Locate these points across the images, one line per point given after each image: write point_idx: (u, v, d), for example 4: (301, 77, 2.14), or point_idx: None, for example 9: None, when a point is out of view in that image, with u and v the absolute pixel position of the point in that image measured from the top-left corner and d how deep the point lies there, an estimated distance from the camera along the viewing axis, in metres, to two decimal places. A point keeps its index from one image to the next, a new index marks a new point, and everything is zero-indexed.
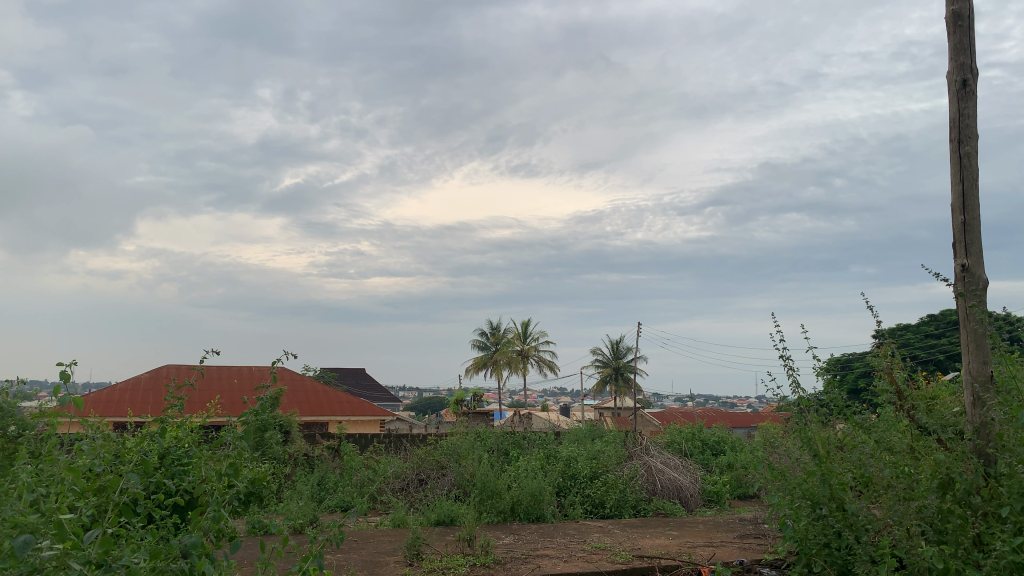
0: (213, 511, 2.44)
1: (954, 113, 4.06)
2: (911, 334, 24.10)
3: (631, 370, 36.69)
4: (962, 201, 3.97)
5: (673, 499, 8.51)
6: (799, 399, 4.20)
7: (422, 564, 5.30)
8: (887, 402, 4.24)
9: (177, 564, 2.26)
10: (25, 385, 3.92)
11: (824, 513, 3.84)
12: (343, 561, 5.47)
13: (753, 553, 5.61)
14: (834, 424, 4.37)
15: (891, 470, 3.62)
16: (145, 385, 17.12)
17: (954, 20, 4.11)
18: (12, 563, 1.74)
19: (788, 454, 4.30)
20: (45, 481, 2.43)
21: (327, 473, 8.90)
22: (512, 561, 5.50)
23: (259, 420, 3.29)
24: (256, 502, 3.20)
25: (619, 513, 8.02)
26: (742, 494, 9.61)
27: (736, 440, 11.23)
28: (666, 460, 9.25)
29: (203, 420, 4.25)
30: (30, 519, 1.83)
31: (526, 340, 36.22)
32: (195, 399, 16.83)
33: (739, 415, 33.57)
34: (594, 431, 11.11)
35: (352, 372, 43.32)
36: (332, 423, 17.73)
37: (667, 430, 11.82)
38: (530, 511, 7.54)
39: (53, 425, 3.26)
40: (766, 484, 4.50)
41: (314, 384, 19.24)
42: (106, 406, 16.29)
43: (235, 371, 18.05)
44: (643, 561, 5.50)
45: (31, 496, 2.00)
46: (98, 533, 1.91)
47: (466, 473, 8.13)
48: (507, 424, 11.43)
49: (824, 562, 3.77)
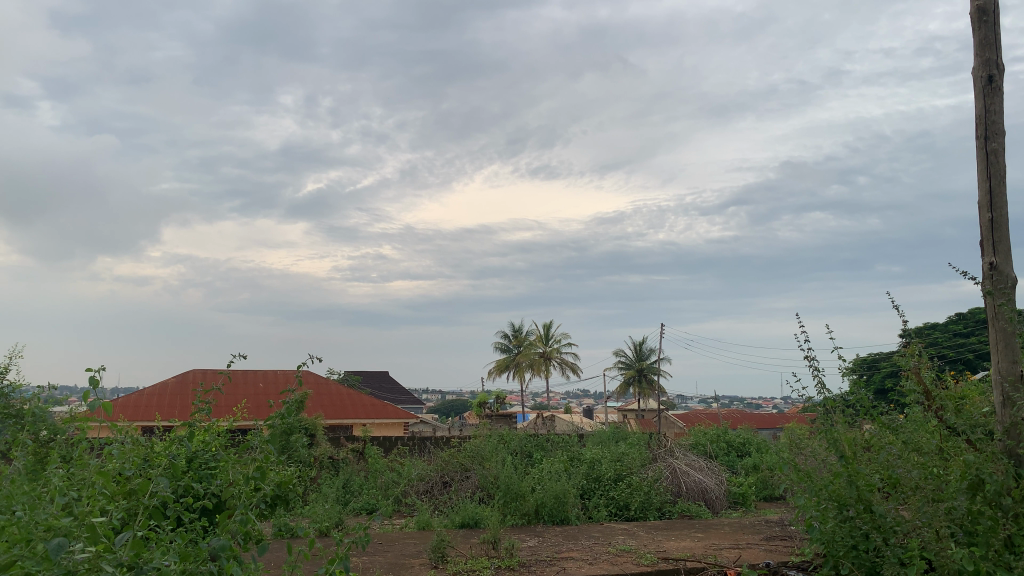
0: (240, 514, 2.46)
1: (980, 109, 4.01)
2: (939, 333, 23.73)
3: (653, 372, 36.47)
4: (989, 198, 3.92)
5: (698, 501, 8.47)
6: (825, 399, 4.16)
7: (447, 566, 5.33)
8: (915, 402, 4.19)
9: (205, 566, 2.27)
10: (56, 390, 3.99)
11: (851, 514, 3.80)
12: (368, 564, 5.51)
13: (779, 555, 5.57)
14: (860, 425, 4.32)
15: (919, 470, 3.56)
16: (172, 390, 17.34)
17: (980, 15, 4.05)
18: (47, 565, 1.75)
19: (815, 454, 4.25)
20: (76, 484, 2.47)
21: (351, 476, 8.95)
22: (536, 563, 5.50)
23: (284, 423, 3.31)
24: (282, 505, 3.23)
25: (643, 515, 7.99)
26: (767, 496, 9.57)
27: (760, 441, 11.14)
28: (691, 462, 9.20)
29: (230, 424, 4.29)
30: (63, 522, 1.86)
31: (548, 343, 36.29)
32: (222, 403, 17.03)
33: (763, 416, 33.29)
34: (618, 432, 11.08)
35: (374, 375, 43.61)
36: (357, 427, 17.83)
37: (692, 431, 11.76)
38: (554, 514, 7.51)
39: (83, 429, 3.31)
40: (792, 486, 4.45)
41: (339, 388, 19.39)
42: (134, 411, 16.50)
43: (261, 375, 18.22)
44: (668, 563, 5.46)
45: (63, 500, 2.03)
46: (129, 535, 1.93)
47: (490, 476, 8.16)
48: (529, 426, 11.39)
49: (852, 564, 3.74)
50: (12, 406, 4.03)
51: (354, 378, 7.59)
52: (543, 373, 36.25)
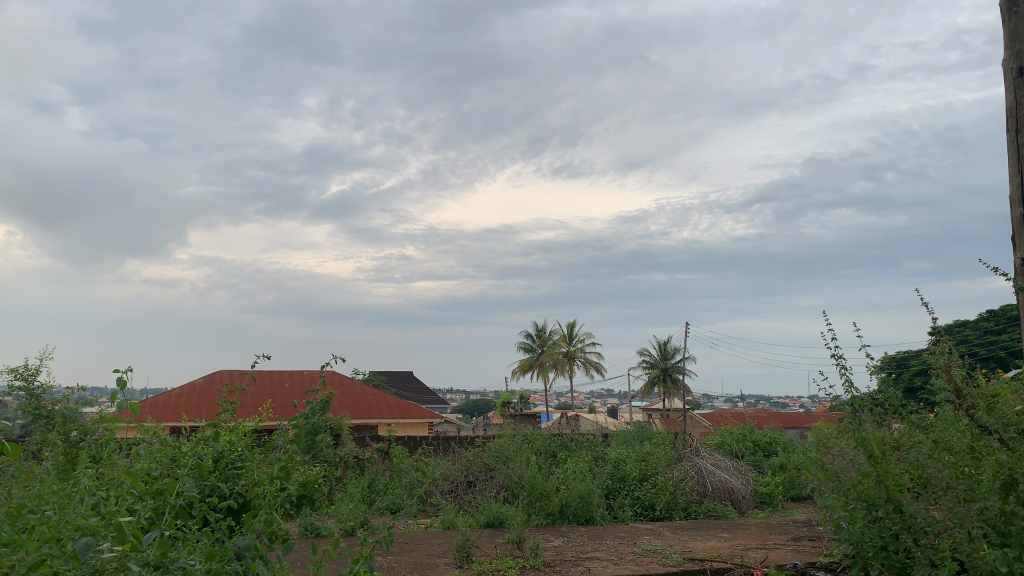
0: (265, 514, 2.47)
1: (1010, 102, 3.93)
2: (970, 330, 23.34)
3: (678, 372, 36.28)
4: (1020, 192, 3.84)
5: (725, 501, 8.41)
6: (852, 399, 4.09)
7: (472, 566, 5.32)
8: (945, 401, 4.12)
9: (231, 566, 2.28)
10: (86, 391, 4.04)
11: (881, 514, 3.74)
12: (393, 563, 5.53)
13: (808, 556, 5.51)
14: (890, 424, 4.25)
15: (950, 470, 3.52)
16: (200, 391, 17.55)
17: (1010, 6, 3.98)
18: (75, 564, 1.78)
19: (842, 454, 4.19)
20: (105, 484, 2.51)
21: (376, 476, 8.97)
22: (561, 564, 5.48)
23: (309, 423, 3.31)
24: (307, 504, 3.25)
25: (669, 515, 7.94)
26: (795, 496, 9.49)
27: (787, 441, 11.03)
28: (717, 462, 9.12)
29: (256, 425, 4.32)
30: (90, 522, 1.88)
31: (572, 343, 36.23)
32: (248, 404, 17.20)
33: (790, 415, 32.91)
34: (643, 432, 11.03)
35: (399, 376, 43.77)
36: (382, 427, 17.93)
37: (717, 430, 11.66)
38: (579, 514, 7.49)
39: (112, 429, 3.35)
40: (820, 486, 4.38)
41: (363, 389, 19.50)
42: (162, 411, 16.69)
43: (287, 376, 18.37)
44: (695, 564, 5.41)
45: (92, 500, 2.06)
46: (156, 534, 1.94)
47: (514, 476, 8.15)
48: (553, 426, 11.34)
49: (881, 565, 3.69)
50: (42, 406, 4.09)
51: (378, 378, 7.61)
52: (567, 373, 36.16)
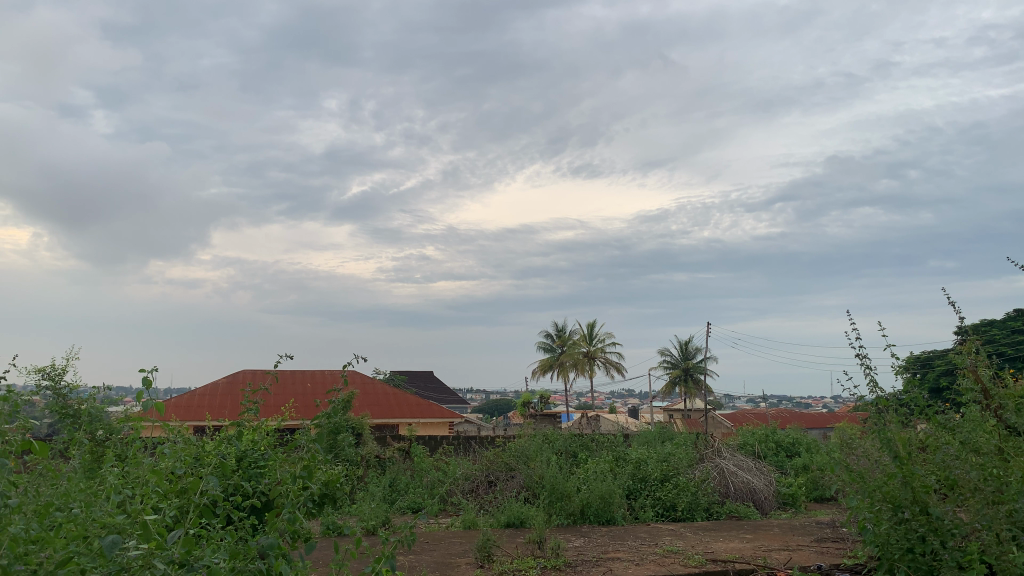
0: (288, 512, 2.48)
1: None
2: (998, 330, 22.96)
3: (700, 371, 36.08)
4: None
5: (747, 501, 8.36)
6: (877, 399, 4.04)
7: (494, 565, 5.33)
8: (972, 402, 4.06)
9: (255, 564, 2.30)
10: (112, 391, 4.09)
11: (907, 516, 3.68)
12: (414, 562, 5.54)
13: (831, 557, 5.46)
14: (914, 425, 4.20)
15: (977, 471, 3.49)
16: (223, 390, 17.72)
17: None
18: (102, 562, 1.80)
19: (867, 455, 4.13)
20: (131, 483, 2.53)
21: (398, 476, 9.00)
22: (582, 564, 5.47)
23: (331, 422, 3.32)
24: (329, 502, 3.25)
25: (690, 516, 7.89)
26: (818, 496, 9.42)
27: (811, 442, 10.93)
28: (739, 462, 9.07)
29: (279, 424, 4.34)
30: (117, 520, 1.90)
31: (592, 343, 36.15)
32: (270, 403, 17.33)
33: (813, 415, 32.61)
34: (664, 432, 10.96)
35: (419, 375, 43.95)
36: (403, 427, 18.00)
37: (739, 430, 11.58)
38: (600, 514, 7.48)
39: (137, 429, 3.38)
40: (844, 487, 4.32)
41: (384, 389, 19.59)
42: (185, 410, 16.86)
43: (309, 375, 18.49)
44: (716, 565, 5.37)
45: (119, 497, 2.09)
46: (181, 533, 1.95)
47: (534, 476, 8.15)
48: (573, 425, 11.30)
49: (907, 568, 3.63)
50: (69, 405, 4.14)
51: (398, 377, 7.63)
52: (587, 373, 36.07)
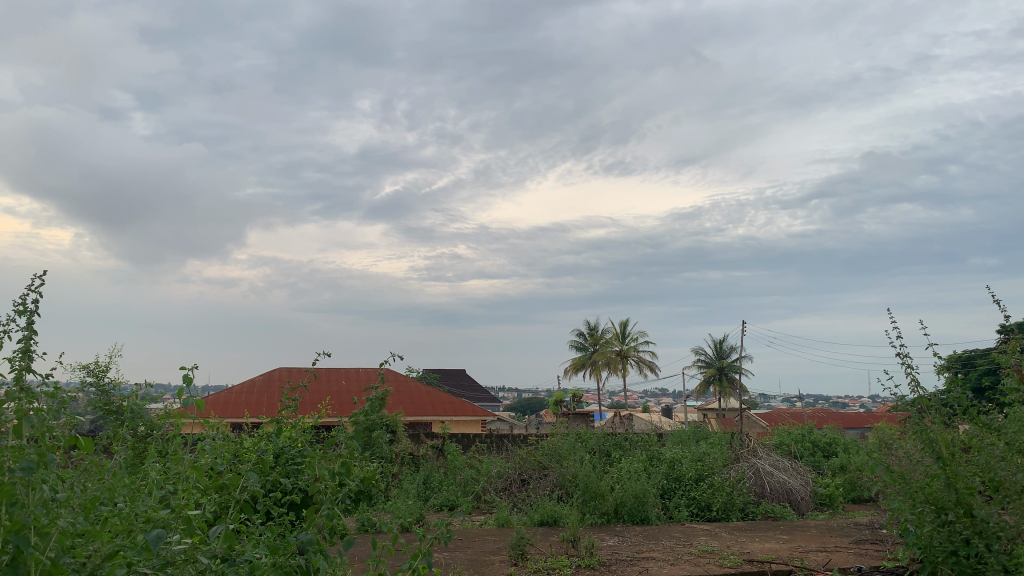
0: (326, 508, 2.50)
1: None
2: None
3: (735, 370, 35.71)
4: None
5: (783, 502, 8.27)
6: (919, 399, 3.95)
7: (527, 564, 5.31)
8: (1017, 402, 3.97)
9: (294, 560, 2.31)
10: (152, 388, 4.15)
11: (950, 519, 3.61)
12: (448, 560, 5.56)
13: (870, 559, 5.38)
14: (957, 426, 4.11)
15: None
16: (260, 387, 17.95)
17: None
18: (146, 555, 1.82)
19: (908, 455, 4.04)
20: (172, 478, 2.56)
21: (432, 472, 9.04)
22: (617, 563, 5.44)
23: (368, 420, 3.34)
24: (365, 499, 3.26)
25: (725, 516, 7.82)
26: (856, 497, 9.29)
27: (848, 442, 10.77)
28: (775, 462, 8.96)
29: (314, 420, 4.37)
30: (161, 514, 1.93)
31: (625, 341, 36.00)
32: (306, 401, 17.52)
33: (851, 416, 32.10)
34: (698, 431, 10.88)
35: (452, 373, 44.11)
36: (436, 424, 18.09)
37: (775, 430, 11.44)
38: (634, 513, 7.45)
39: (178, 424, 3.42)
40: (884, 488, 4.23)
41: (418, 387, 19.72)
42: (224, 407, 17.12)
43: (343, 374, 18.67)
44: (753, 565, 5.31)
45: (161, 493, 2.11)
46: (222, 527, 1.98)
47: (568, 475, 8.12)
48: (605, 424, 11.25)
49: (951, 570, 3.54)
50: (112, 401, 4.23)
51: (430, 375, 7.63)
52: (621, 372, 35.88)
